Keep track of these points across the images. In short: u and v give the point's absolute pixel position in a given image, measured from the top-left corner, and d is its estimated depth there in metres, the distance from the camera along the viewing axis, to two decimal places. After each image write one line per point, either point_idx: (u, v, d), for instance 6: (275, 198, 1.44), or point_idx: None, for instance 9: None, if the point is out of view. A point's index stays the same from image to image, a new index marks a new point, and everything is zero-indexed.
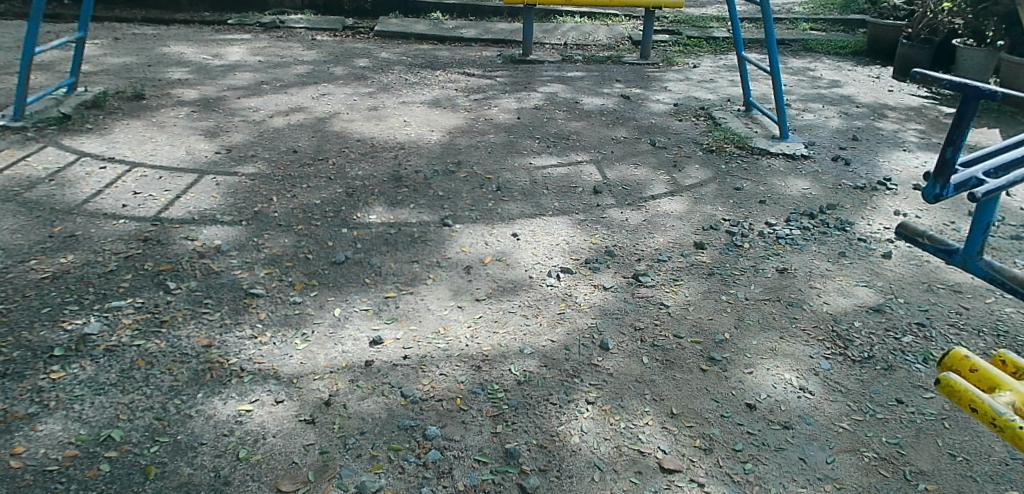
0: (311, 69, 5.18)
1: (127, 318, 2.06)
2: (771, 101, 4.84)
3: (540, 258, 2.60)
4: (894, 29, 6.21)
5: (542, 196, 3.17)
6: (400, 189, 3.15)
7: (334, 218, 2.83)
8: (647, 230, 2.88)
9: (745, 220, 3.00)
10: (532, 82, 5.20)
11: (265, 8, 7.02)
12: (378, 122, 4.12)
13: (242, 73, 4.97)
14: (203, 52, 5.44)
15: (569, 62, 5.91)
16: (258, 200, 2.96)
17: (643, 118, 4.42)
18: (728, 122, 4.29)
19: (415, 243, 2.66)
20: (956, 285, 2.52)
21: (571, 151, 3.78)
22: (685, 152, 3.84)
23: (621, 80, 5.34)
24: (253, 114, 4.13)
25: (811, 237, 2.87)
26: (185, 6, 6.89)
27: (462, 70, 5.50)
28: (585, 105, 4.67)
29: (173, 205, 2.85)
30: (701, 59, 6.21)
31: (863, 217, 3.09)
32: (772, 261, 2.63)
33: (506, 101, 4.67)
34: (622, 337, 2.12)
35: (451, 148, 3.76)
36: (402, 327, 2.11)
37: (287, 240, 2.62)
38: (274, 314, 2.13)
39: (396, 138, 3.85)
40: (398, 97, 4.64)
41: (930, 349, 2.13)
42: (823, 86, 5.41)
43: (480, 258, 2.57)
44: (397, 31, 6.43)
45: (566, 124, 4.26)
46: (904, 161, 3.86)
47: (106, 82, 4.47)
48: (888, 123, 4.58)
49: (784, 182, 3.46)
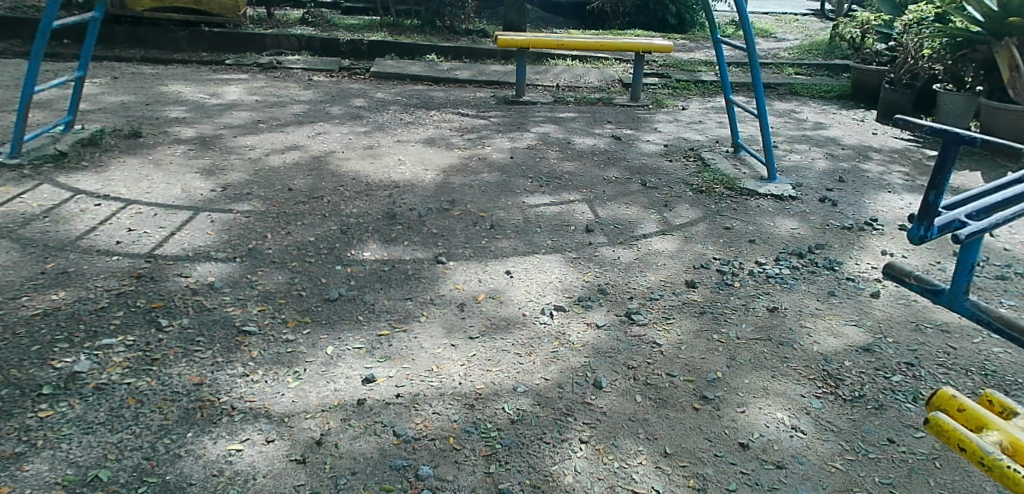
0: (307, 109, 5.25)
1: (118, 356, 2.05)
2: (759, 143, 4.93)
3: (533, 295, 2.62)
4: (877, 74, 6.39)
5: (535, 234, 3.20)
6: (394, 227, 3.18)
7: (328, 255, 2.85)
8: (639, 268, 2.91)
9: (735, 259, 3.04)
10: (525, 123, 5.29)
11: (263, 49, 7.15)
12: (373, 160, 4.17)
13: (239, 112, 5.03)
14: (201, 91, 5.51)
15: (561, 103, 6.01)
16: (252, 237, 2.98)
17: (634, 159, 4.49)
18: (717, 163, 4.36)
19: (409, 280, 2.67)
20: (943, 324, 2.56)
21: (564, 190, 3.83)
22: (676, 192, 3.89)
23: (613, 121, 5.44)
24: (249, 152, 4.17)
25: (800, 276, 2.90)
26: (184, 46, 7.04)
27: (456, 110, 5.59)
28: (577, 146, 4.74)
29: (167, 242, 2.87)
30: (689, 102, 6.33)
31: (851, 257, 3.14)
32: (763, 301, 2.66)
33: (499, 141, 4.74)
34: (615, 375, 2.12)
35: (446, 186, 3.80)
36: (396, 365, 2.11)
37: (280, 277, 2.63)
38: (266, 353, 2.13)
39: (391, 177, 3.90)
40: (393, 137, 4.70)
41: (920, 388, 2.15)
42: (809, 129, 5.53)
43: (473, 295, 2.59)
44: (393, 73, 6.54)
45: (559, 164, 4.32)
46: (889, 202, 3.93)
47: (103, 121, 4.51)
48: (873, 165, 4.67)
49: (773, 222, 3.51)
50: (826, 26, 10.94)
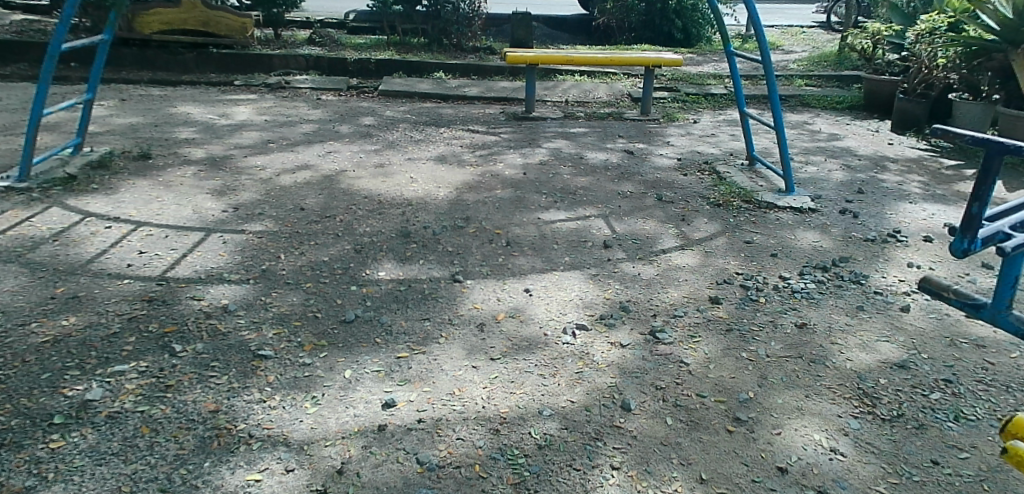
0: (317, 128, 5.22)
1: (131, 383, 1.98)
2: (774, 155, 4.87)
3: (554, 314, 2.55)
4: (889, 83, 6.34)
5: (552, 251, 3.13)
6: (409, 246, 3.13)
7: (342, 275, 2.79)
8: (661, 284, 2.85)
9: (759, 274, 2.97)
10: (536, 138, 5.25)
11: (271, 69, 7.17)
12: (385, 179, 4.13)
13: (249, 132, 5.01)
14: (210, 112, 5.50)
15: (572, 118, 5.98)
16: (265, 258, 2.94)
17: (648, 173, 4.43)
18: (733, 176, 4.30)
19: (426, 299, 2.61)
20: (978, 339, 2.47)
21: (579, 206, 3.77)
22: (693, 206, 3.83)
23: (624, 136, 5.39)
24: (259, 173, 4.13)
25: (827, 290, 2.82)
26: (194, 68, 7.07)
27: (467, 127, 5.56)
28: (590, 161, 4.69)
29: (179, 264, 2.82)
30: (700, 115, 6.28)
31: (877, 270, 3.06)
32: (790, 317, 2.58)
33: (512, 157, 4.70)
34: (643, 396, 2.05)
35: (459, 204, 3.76)
36: (416, 389, 2.04)
37: (295, 299, 2.57)
38: (283, 377, 2.06)
39: (403, 195, 3.85)
40: (404, 155, 4.67)
41: (961, 407, 2.06)
42: (823, 140, 5.46)
43: (493, 315, 2.52)
44: (402, 90, 6.53)
45: (573, 179, 4.27)
46: (911, 213, 3.85)
47: (113, 142, 4.50)
48: (890, 175, 4.59)
49: (794, 235, 3.45)
50: (834, 38, 10.90)
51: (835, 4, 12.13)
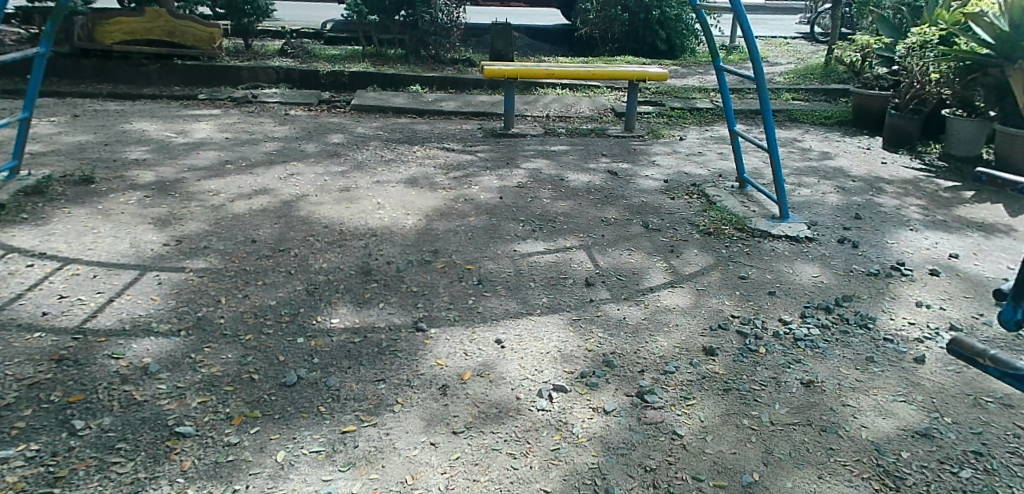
0: (281, 146, 4.89)
1: (12, 476, 1.66)
2: (765, 176, 4.62)
3: (528, 371, 2.24)
4: (880, 98, 6.11)
5: (528, 291, 2.83)
6: (369, 285, 2.82)
7: (289, 324, 2.47)
8: (648, 331, 2.55)
9: (756, 317, 2.68)
10: (514, 157, 4.96)
11: (238, 82, 6.82)
12: (349, 205, 3.82)
13: (206, 151, 4.67)
14: (167, 129, 5.14)
15: (553, 135, 5.70)
16: (203, 303, 2.61)
17: (633, 196, 4.15)
18: (723, 200, 4.03)
19: (383, 355, 2.30)
20: (1005, 397, 2.19)
21: (558, 236, 3.47)
22: (681, 235, 3.56)
23: (607, 154, 5.11)
24: (211, 198, 3.79)
25: (832, 337, 2.54)
26: (156, 80, 6.71)
27: (442, 145, 5.26)
28: (571, 183, 4.40)
29: (102, 311, 2.49)
30: (687, 131, 6.03)
31: (885, 310, 2.78)
32: (794, 372, 2.29)
33: (488, 179, 4.40)
34: (629, 481, 1.75)
35: (428, 233, 3.45)
36: (361, 476, 1.72)
37: (230, 356, 2.25)
38: (202, 463, 1.74)
39: (367, 223, 3.53)
40: (372, 177, 4.35)
41: (997, 488, 1.77)
42: (814, 158, 5.22)
43: (458, 373, 2.21)
44: (375, 105, 6.22)
45: (552, 204, 3.98)
46: (914, 241, 3.59)
47: (54, 164, 4.14)
48: (888, 198, 4.33)
49: (791, 269, 3.17)
50: (819, 49, 10.73)
51: (819, 14, 12.00)
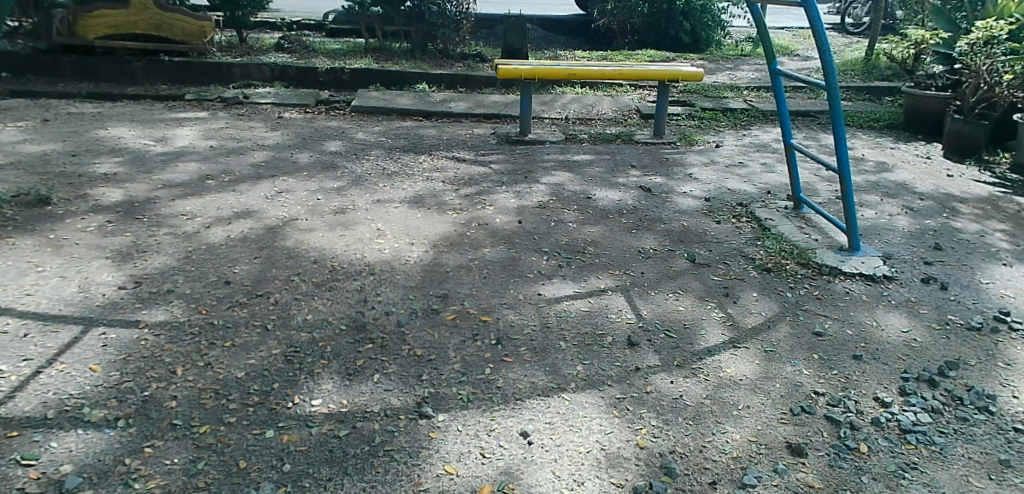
0: (271, 156, 4.37)
1: None
2: (820, 194, 4.05)
3: (565, 483, 1.71)
4: (939, 100, 5.50)
5: (558, 355, 2.30)
6: (362, 347, 2.29)
7: (258, 409, 1.95)
8: (714, 417, 2.02)
9: (847, 396, 2.14)
10: (533, 169, 4.41)
11: (231, 80, 6.30)
12: (344, 232, 3.30)
13: (186, 163, 4.15)
14: (146, 136, 4.63)
15: (574, 142, 5.14)
16: (154, 375, 2.09)
17: (671, 219, 3.60)
18: (779, 226, 3.47)
19: (376, 458, 1.77)
20: None
21: (589, 273, 2.93)
22: (734, 272, 3.01)
23: (637, 165, 4.55)
24: (185, 223, 3.28)
25: (949, 427, 2.00)
26: (141, 78, 6.23)
27: (451, 154, 4.72)
28: (598, 201, 3.85)
29: (25, 389, 1.97)
30: (722, 136, 5.45)
31: (1005, 385, 2.22)
32: (913, 485, 1.75)
33: (503, 197, 3.86)
34: None
35: (436, 270, 2.92)
36: None
37: (178, 460, 1.73)
38: None
39: (364, 257, 3.01)
40: (371, 194, 3.83)
41: None
42: (870, 170, 4.63)
43: (473, 488, 1.68)
44: (378, 106, 5.67)
45: (579, 229, 3.44)
46: (1012, 280, 3.01)
47: (10, 180, 3.63)
48: (966, 220, 3.74)
49: (875, 322, 2.62)
50: (852, 41, 10.07)
51: (849, 5, 11.34)
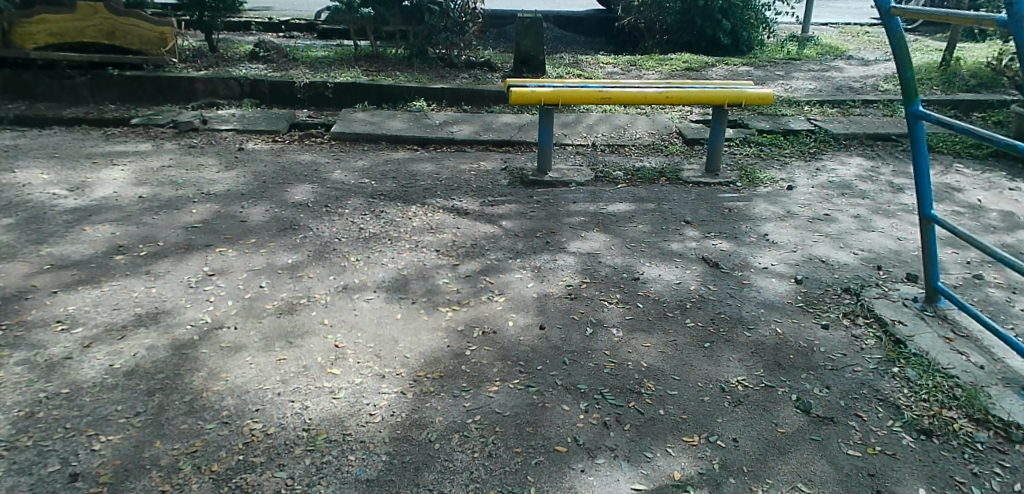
0: (215, 211, 3.36)
1: None
2: (950, 273, 2.96)
3: None
4: None
5: None
6: None
7: None
8: None
9: None
10: (556, 226, 3.37)
11: (192, 98, 5.29)
12: (286, 350, 2.27)
13: (98, 224, 3.15)
14: (62, 181, 3.63)
15: (606, 181, 4.09)
16: None
17: (756, 320, 2.53)
18: (919, 338, 2.39)
19: None
20: None
21: (653, 443, 1.88)
22: (876, 436, 1.93)
23: (692, 220, 3.48)
24: (55, 338, 2.27)
25: None
26: (86, 96, 5.23)
27: (450, 202, 3.68)
28: (649, 285, 2.78)
29: None
30: (790, 171, 4.37)
31: None
32: None
33: (516, 279, 2.82)
34: None
35: (412, 437, 1.87)
36: None
37: None
38: None
39: (304, 409, 1.97)
40: (337, 276, 2.79)
41: None
42: (999, 227, 3.53)
43: None
44: (364, 133, 4.64)
45: (627, 340, 2.39)
46: None
47: None
48: None
49: None
50: (912, 41, 8.93)
51: None
